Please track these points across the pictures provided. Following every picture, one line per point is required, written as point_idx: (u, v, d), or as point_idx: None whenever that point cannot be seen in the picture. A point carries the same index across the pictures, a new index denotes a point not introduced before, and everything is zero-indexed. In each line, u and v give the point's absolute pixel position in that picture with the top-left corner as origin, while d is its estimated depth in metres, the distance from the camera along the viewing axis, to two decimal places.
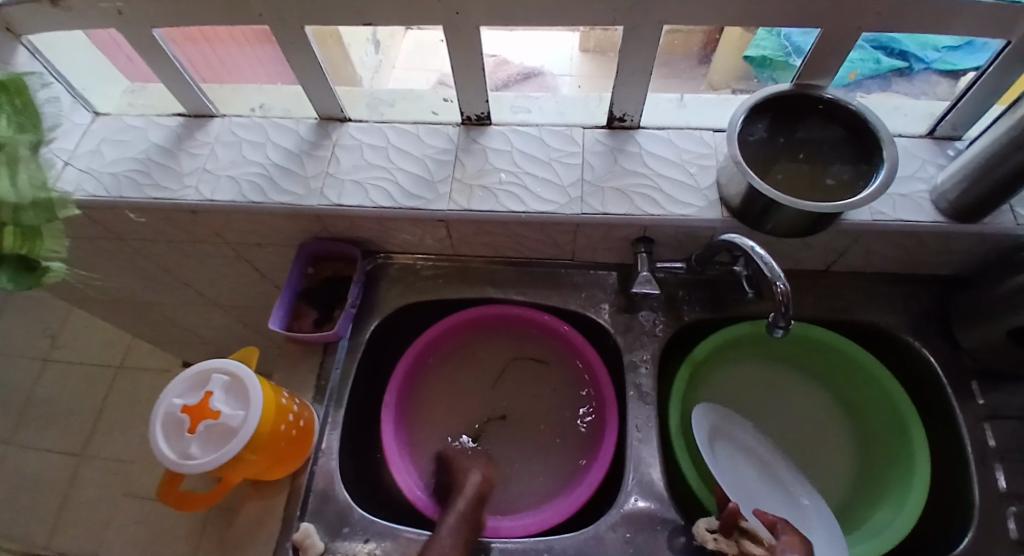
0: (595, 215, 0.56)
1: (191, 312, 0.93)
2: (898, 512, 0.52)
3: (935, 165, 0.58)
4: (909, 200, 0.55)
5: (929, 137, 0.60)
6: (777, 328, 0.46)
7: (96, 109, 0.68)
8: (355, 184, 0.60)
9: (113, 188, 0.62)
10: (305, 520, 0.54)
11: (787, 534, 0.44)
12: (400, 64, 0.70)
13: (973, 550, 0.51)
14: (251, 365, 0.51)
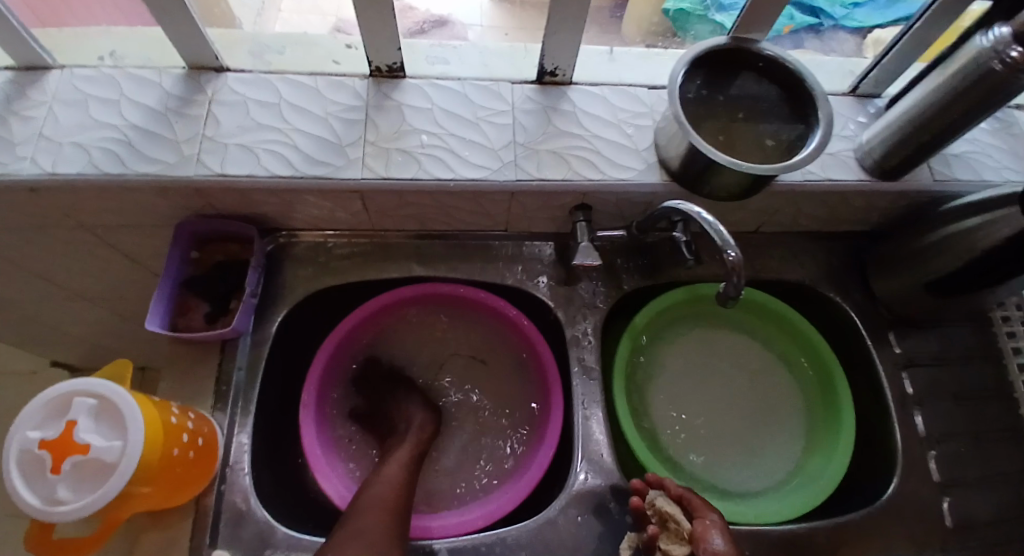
0: (530, 182, 0.51)
1: (48, 307, 0.77)
2: (827, 464, 0.56)
3: (856, 123, 0.58)
4: (836, 158, 0.55)
5: (852, 94, 0.60)
6: (728, 301, 0.45)
7: None
8: (242, 149, 0.49)
9: None
10: (218, 546, 0.47)
11: (698, 509, 0.46)
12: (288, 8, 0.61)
13: (901, 493, 0.55)
14: (126, 382, 0.41)
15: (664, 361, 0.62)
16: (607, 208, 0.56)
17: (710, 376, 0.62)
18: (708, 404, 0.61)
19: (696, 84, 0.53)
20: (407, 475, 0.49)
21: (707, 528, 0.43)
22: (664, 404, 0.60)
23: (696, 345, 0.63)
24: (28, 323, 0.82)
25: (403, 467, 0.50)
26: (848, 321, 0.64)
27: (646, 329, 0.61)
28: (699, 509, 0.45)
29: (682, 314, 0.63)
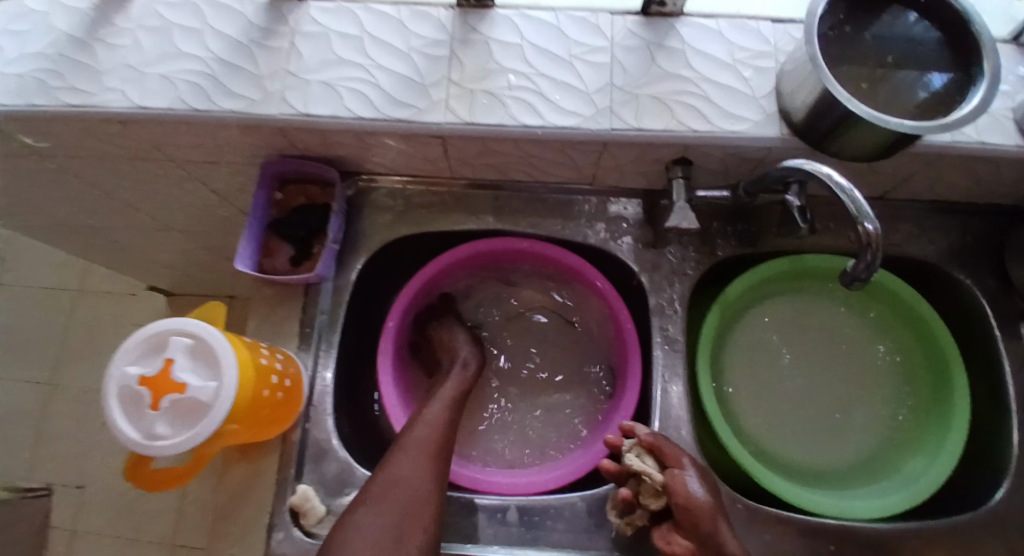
0: (628, 131, 0.46)
1: (144, 237, 0.82)
2: (930, 463, 0.50)
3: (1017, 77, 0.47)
4: (991, 117, 0.44)
5: (1014, 43, 0.49)
6: (856, 283, 0.39)
7: None
8: (324, 87, 0.47)
9: (19, 94, 0.49)
10: (302, 481, 0.50)
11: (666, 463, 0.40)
12: None
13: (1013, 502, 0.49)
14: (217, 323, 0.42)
15: (753, 335, 0.58)
16: (710, 164, 0.50)
17: (804, 355, 0.57)
18: (798, 385, 0.56)
19: (838, 18, 0.44)
20: (451, 416, 0.47)
21: (679, 479, 0.39)
22: (750, 382, 0.56)
23: (791, 320, 0.58)
24: (126, 249, 0.88)
25: (448, 408, 0.47)
26: (974, 306, 0.56)
27: (738, 300, 0.56)
28: (669, 457, 0.41)
29: (779, 288, 0.58)
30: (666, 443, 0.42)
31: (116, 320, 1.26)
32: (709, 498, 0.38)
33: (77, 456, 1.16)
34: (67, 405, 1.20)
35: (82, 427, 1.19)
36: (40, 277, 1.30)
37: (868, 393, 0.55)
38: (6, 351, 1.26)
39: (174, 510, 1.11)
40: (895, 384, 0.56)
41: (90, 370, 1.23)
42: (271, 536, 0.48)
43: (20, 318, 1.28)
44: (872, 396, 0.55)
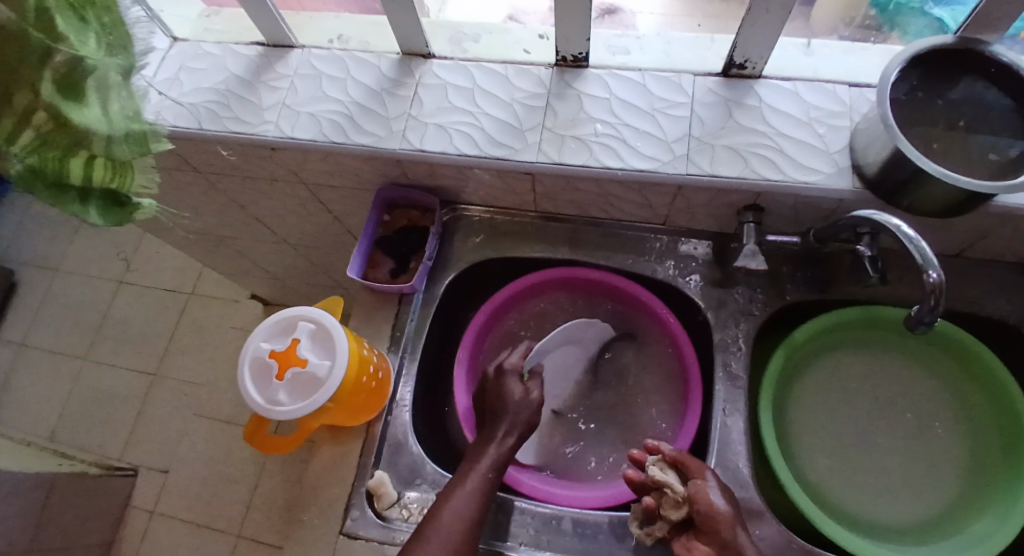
0: (702, 177, 0.50)
1: (260, 247, 0.94)
2: (1000, 524, 0.48)
3: None
4: None
5: None
6: (921, 327, 0.42)
7: (173, 34, 0.64)
8: (437, 128, 0.56)
9: (192, 120, 0.60)
10: (379, 468, 0.55)
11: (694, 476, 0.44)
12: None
13: None
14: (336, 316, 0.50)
15: (812, 379, 0.58)
16: (781, 211, 0.54)
17: (868, 403, 0.57)
18: (860, 432, 0.56)
19: (910, 84, 0.47)
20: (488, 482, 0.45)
21: (702, 490, 0.42)
22: (810, 423, 0.57)
23: (856, 367, 0.58)
24: (243, 257, 1.01)
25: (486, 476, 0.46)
26: None
27: (804, 345, 0.58)
28: (694, 470, 0.44)
29: (843, 335, 0.58)
30: (691, 459, 0.45)
31: (216, 322, 1.41)
32: (729, 508, 0.41)
33: (168, 442, 1.29)
34: (166, 394, 1.35)
35: (176, 415, 1.32)
36: (160, 279, 1.50)
37: (933, 448, 0.54)
38: (124, 341, 1.44)
39: (243, 502, 1.20)
40: (968, 443, 0.54)
41: (190, 365, 1.38)
42: (348, 514, 0.53)
43: (140, 313, 1.47)
44: (941, 452, 0.54)
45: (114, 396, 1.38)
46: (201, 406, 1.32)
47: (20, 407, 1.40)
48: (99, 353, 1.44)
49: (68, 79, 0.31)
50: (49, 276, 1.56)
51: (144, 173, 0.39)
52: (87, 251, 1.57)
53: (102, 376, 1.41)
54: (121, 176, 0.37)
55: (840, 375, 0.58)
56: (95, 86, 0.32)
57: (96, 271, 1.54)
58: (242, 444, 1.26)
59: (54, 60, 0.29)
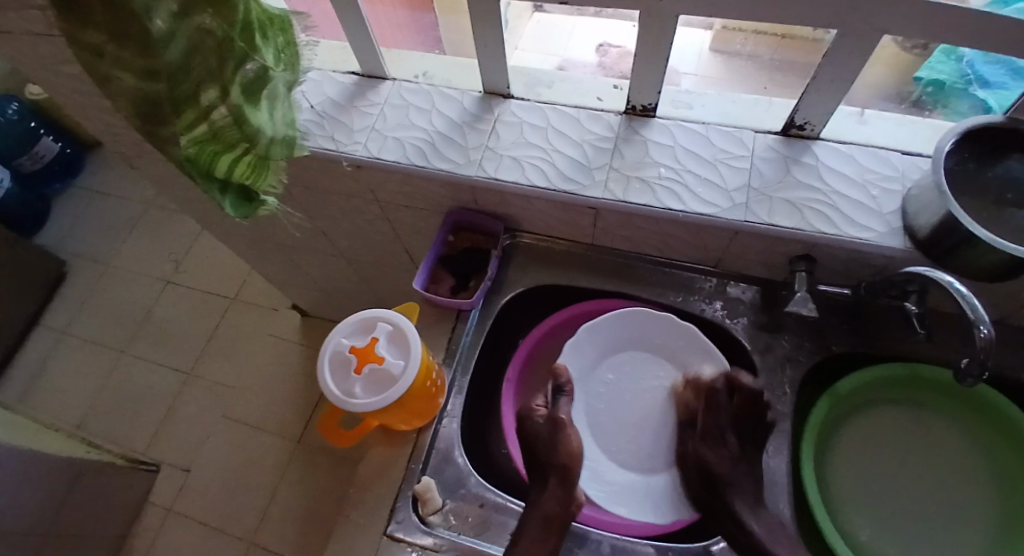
0: (759, 225, 0.54)
1: (316, 259, 1.00)
2: None
3: None
4: None
5: None
6: (970, 378, 0.44)
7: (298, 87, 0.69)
8: (512, 160, 0.61)
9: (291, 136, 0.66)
10: (426, 475, 0.57)
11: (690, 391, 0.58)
12: (526, 45, 0.68)
13: None
14: (411, 321, 0.58)
15: (858, 431, 0.59)
16: (831, 264, 0.57)
17: (902, 460, 0.58)
18: (890, 485, 0.57)
19: (962, 156, 0.50)
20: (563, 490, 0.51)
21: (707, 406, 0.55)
22: (844, 470, 0.58)
23: (896, 423, 0.59)
24: (296, 267, 1.07)
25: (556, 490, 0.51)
26: None
27: (848, 397, 0.59)
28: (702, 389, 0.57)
29: (891, 392, 0.60)
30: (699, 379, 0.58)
31: (253, 328, 1.46)
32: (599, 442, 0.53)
33: (193, 440, 1.32)
34: (197, 394, 1.39)
35: (203, 415, 1.36)
36: (206, 282, 1.56)
37: (970, 512, 0.54)
38: (164, 338, 1.49)
39: (259, 508, 1.22)
40: (1003, 518, 0.53)
41: (222, 367, 1.42)
42: (393, 516, 0.55)
43: (181, 313, 1.53)
44: (971, 520, 0.54)
45: (147, 391, 1.42)
46: (228, 409, 1.35)
47: (57, 393, 1.45)
48: (137, 348, 1.49)
49: (250, 84, 0.38)
50: (101, 270, 1.63)
51: (274, 175, 0.45)
52: (140, 249, 1.65)
53: (136, 370, 1.45)
54: (258, 174, 0.42)
55: (882, 430, 0.59)
56: (267, 94, 0.40)
57: (146, 269, 1.62)
58: (264, 450, 1.28)
59: (244, 66, 0.36)
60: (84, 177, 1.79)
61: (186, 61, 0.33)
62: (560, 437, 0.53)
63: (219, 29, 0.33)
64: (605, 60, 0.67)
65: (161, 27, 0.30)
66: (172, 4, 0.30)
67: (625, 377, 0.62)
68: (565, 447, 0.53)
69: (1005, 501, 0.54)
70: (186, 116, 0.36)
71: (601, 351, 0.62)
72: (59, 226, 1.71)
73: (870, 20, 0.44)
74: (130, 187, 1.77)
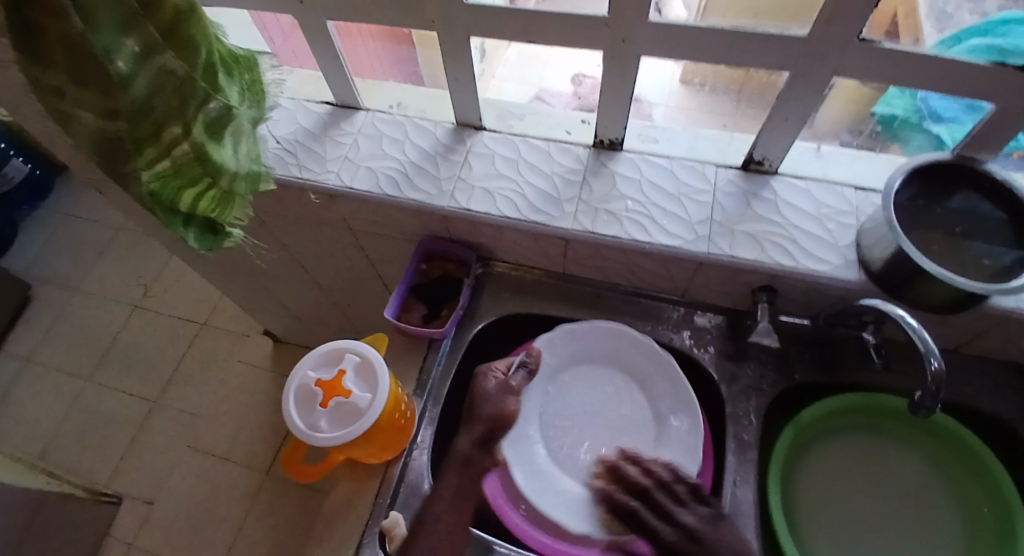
0: (722, 256, 0.55)
1: (289, 286, 0.99)
2: None
3: None
4: None
5: None
6: (922, 410, 0.46)
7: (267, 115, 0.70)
8: (484, 191, 0.62)
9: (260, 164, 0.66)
10: (394, 509, 0.56)
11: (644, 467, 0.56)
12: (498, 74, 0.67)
13: None
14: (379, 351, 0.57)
15: (827, 459, 0.60)
16: (792, 295, 0.59)
17: (866, 490, 0.59)
18: (856, 512, 0.57)
19: (913, 192, 0.53)
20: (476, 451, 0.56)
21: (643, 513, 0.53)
22: (812, 497, 0.58)
23: (866, 455, 0.60)
24: (269, 293, 1.05)
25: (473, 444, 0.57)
26: None
27: (814, 424, 0.60)
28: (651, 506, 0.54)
29: (858, 420, 0.61)
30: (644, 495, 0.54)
31: (225, 355, 1.43)
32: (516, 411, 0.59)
33: (156, 472, 1.27)
34: (163, 423, 1.34)
35: (169, 445, 1.31)
36: (177, 308, 1.53)
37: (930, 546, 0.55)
38: (130, 365, 1.45)
39: (225, 543, 1.17)
40: None
41: (191, 395, 1.38)
42: (359, 553, 0.53)
43: (151, 339, 1.48)
44: None
45: (110, 421, 1.36)
46: (195, 438, 1.31)
47: (14, 424, 1.38)
48: (100, 376, 1.44)
49: (214, 123, 0.38)
50: (66, 294, 1.59)
51: (240, 208, 0.45)
52: (109, 273, 1.61)
53: (99, 399, 1.40)
54: (222, 208, 0.42)
55: (848, 457, 0.60)
56: (232, 131, 0.40)
57: (114, 294, 1.58)
58: (231, 483, 1.23)
59: (207, 105, 0.37)
60: (52, 199, 1.76)
61: (149, 100, 0.33)
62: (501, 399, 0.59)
63: (182, 70, 0.34)
64: (579, 91, 0.65)
65: (122, 68, 0.31)
66: (135, 45, 0.31)
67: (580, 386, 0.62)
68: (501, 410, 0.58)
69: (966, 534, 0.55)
70: (148, 152, 0.36)
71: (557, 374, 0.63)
72: (23, 249, 1.67)
73: (819, 63, 0.47)
74: (100, 210, 1.73)
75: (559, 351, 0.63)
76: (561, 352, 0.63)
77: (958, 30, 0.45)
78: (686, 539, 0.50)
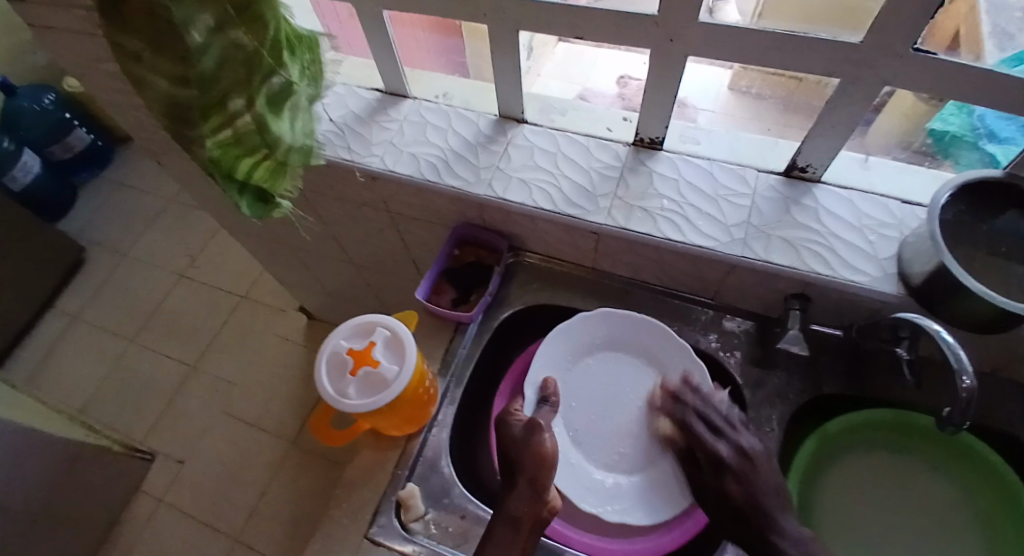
0: (756, 261, 0.55)
1: (326, 264, 1.03)
2: None
3: None
4: None
5: None
6: (949, 427, 0.44)
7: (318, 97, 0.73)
8: (520, 181, 0.63)
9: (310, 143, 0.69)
10: (412, 481, 0.58)
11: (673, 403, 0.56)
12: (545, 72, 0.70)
13: None
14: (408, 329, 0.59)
15: (847, 473, 0.59)
16: (825, 305, 0.58)
17: (887, 508, 0.57)
18: (877, 531, 0.56)
19: (958, 209, 0.51)
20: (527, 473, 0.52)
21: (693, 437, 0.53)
22: (829, 509, 0.57)
23: (891, 473, 0.59)
24: (306, 270, 1.10)
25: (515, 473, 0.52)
26: None
27: (837, 437, 0.59)
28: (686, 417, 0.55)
29: (882, 438, 0.60)
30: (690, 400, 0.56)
31: (260, 327, 1.49)
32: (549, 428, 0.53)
33: (189, 432, 1.34)
34: (199, 386, 1.41)
35: (203, 408, 1.38)
36: (218, 279, 1.60)
37: None
38: (172, 330, 1.52)
39: (249, 505, 1.22)
40: None
41: (226, 362, 1.44)
42: (376, 519, 0.56)
43: (192, 306, 1.56)
44: None
45: (150, 380, 1.44)
46: (227, 404, 1.37)
47: (65, 376, 1.48)
48: (145, 337, 1.53)
49: (276, 96, 0.40)
50: (119, 259, 1.68)
51: (290, 181, 0.47)
52: (159, 241, 1.70)
53: (142, 359, 1.48)
54: (275, 179, 0.44)
55: (872, 474, 0.59)
56: (290, 106, 0.42)
57: (162, 261, 1.66)
58: (257, 448, 1.29)
59: (271, 79, 0.38)
60: (111, 168, 1.86)
61: (218, 71, 0.36)
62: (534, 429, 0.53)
63: (251, 44, 0.36)
64: (625, 91, 0.66)
65: (196, 39, 0.34)
66: (209, 19, 0.34)
67: (603, 377, 0.63)
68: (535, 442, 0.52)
69: None
70: (212, 120, 0.39)
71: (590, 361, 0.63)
72: (82, 214, 1.77)
73: (872, 71, 0.46)
74: (153, 181, 1.83)
75: (580, 343, 0.64)
76: (581, 343, 0.64)
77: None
78: (739, 455, 0.50)
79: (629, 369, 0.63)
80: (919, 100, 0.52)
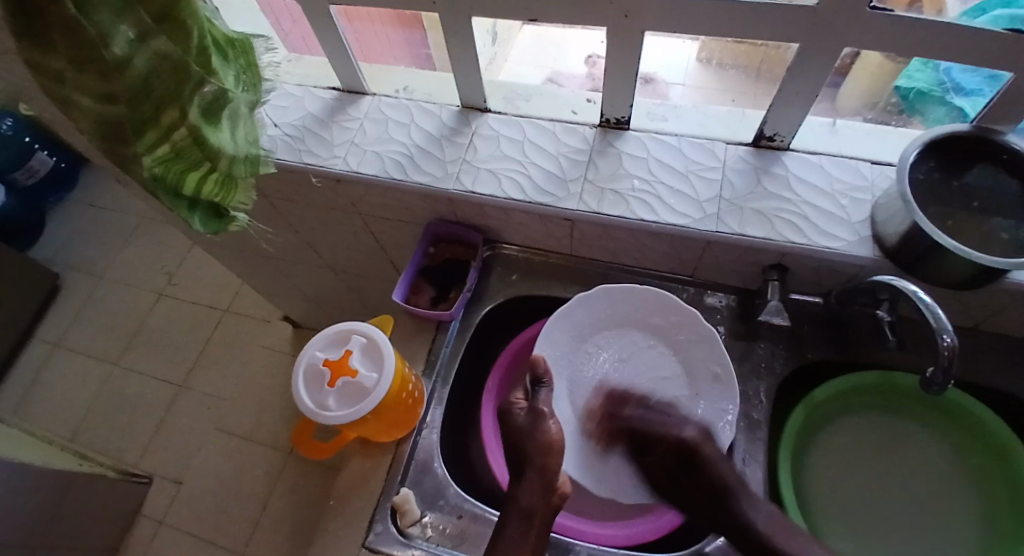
0: (731, 235, 0.54)
1: (304, 271, 1.01)
2: None
3: None
4: None
5: None
6: (935, 387, 0.45)
7: (274, 101, 0.70)
8: (489, 173, 0.62)
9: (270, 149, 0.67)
10: (405, 486, 0.57)
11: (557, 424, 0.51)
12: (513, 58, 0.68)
13: None
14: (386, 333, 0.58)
15: (839, 439, 0.60)
16: (804, 273, 0.58)
17: (879, 471, 0.58)
18: (870, 491, 0.57)
19: (929, 166, 0.51)
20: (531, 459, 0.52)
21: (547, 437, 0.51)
22: (823, 476, 0.58)
23: (881, 436, 0.59)
24: (285, 279, 1.07)
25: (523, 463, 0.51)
26: None
27: (826, 403, 0.59)
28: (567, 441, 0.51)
29: (872, 401, 0.60)
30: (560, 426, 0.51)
31: (246, 340, 1.46)
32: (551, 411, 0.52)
33: (183, 452, 1.32)
34: (188, 405, 1.39)
35: (194, 426, 1.36)
36: (199, 295, 1.57)
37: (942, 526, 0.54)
38: (156, 350, 1.50)
39: (250, 520, 1.21)
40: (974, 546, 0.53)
41: (214, 379, 1.42)
42: (371, 527, 0.55)
43: (175, 325, 1.53)
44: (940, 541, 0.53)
45: (138, 403, 1.42)
46: (219, 420, 1.35)
47: (49, 406, 1.45)
48: (128, 360, 1.49)
49: (210, 105, 0.39)
50: (94, 283, 1.64)
51: (243, 193, 0.46)
52: (134, 261, 1.66)
53: (128, 382, 1.45)
54: (225, 191, 0.43)
55: (863, 438, 0.59)
56: (228, 114, 0.41)
57: (139, 282, 1.63)
58: (254, 463, 1.28)
59: (203, 88, 0.37)
60: (78, 191, 1.81)
61: (146, 84, 0.34)
62: (538, 427, 0.51)
63: (176, 53, 0.34)
64: (593, 71, 0.65)
65: (118, 52, 0.31)
66: (130, 30, 0.32)
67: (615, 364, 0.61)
68: (545, 438, 0.50)
69: (981, 515, 0.54)
70: (148, 136, 0.37)
71: (586, 344, 0.61)
72: (52, 239, 1.72)
73: (833, 34, 0.45)
74: (123, 200, 1.78)
75: (590, 330, 0.61)
76: (592, 330, 0.61)
77: (982, 2, 0.43)
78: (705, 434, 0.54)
79: (640, 353, 0.61)
80: (882, 59, 0.52)
